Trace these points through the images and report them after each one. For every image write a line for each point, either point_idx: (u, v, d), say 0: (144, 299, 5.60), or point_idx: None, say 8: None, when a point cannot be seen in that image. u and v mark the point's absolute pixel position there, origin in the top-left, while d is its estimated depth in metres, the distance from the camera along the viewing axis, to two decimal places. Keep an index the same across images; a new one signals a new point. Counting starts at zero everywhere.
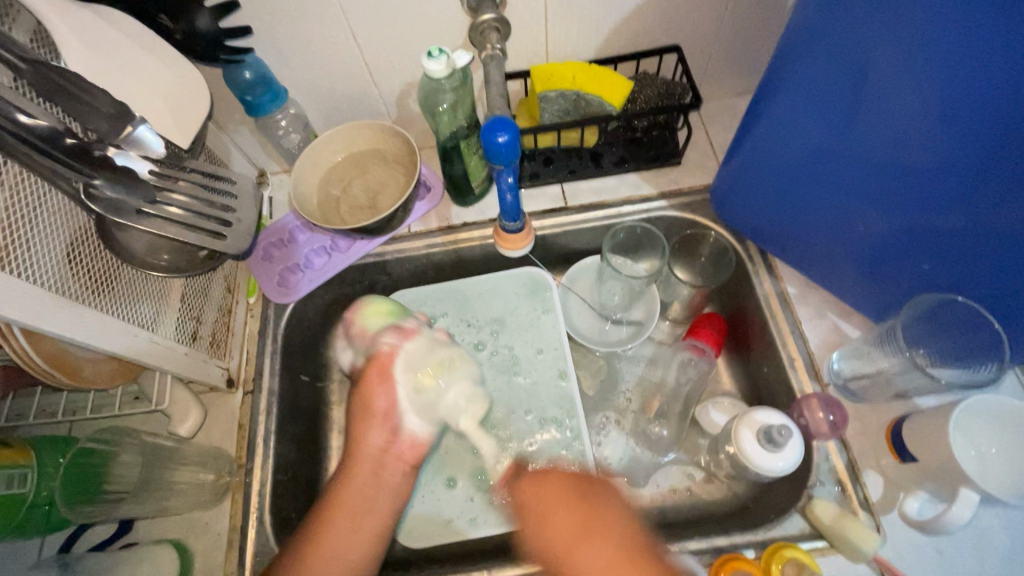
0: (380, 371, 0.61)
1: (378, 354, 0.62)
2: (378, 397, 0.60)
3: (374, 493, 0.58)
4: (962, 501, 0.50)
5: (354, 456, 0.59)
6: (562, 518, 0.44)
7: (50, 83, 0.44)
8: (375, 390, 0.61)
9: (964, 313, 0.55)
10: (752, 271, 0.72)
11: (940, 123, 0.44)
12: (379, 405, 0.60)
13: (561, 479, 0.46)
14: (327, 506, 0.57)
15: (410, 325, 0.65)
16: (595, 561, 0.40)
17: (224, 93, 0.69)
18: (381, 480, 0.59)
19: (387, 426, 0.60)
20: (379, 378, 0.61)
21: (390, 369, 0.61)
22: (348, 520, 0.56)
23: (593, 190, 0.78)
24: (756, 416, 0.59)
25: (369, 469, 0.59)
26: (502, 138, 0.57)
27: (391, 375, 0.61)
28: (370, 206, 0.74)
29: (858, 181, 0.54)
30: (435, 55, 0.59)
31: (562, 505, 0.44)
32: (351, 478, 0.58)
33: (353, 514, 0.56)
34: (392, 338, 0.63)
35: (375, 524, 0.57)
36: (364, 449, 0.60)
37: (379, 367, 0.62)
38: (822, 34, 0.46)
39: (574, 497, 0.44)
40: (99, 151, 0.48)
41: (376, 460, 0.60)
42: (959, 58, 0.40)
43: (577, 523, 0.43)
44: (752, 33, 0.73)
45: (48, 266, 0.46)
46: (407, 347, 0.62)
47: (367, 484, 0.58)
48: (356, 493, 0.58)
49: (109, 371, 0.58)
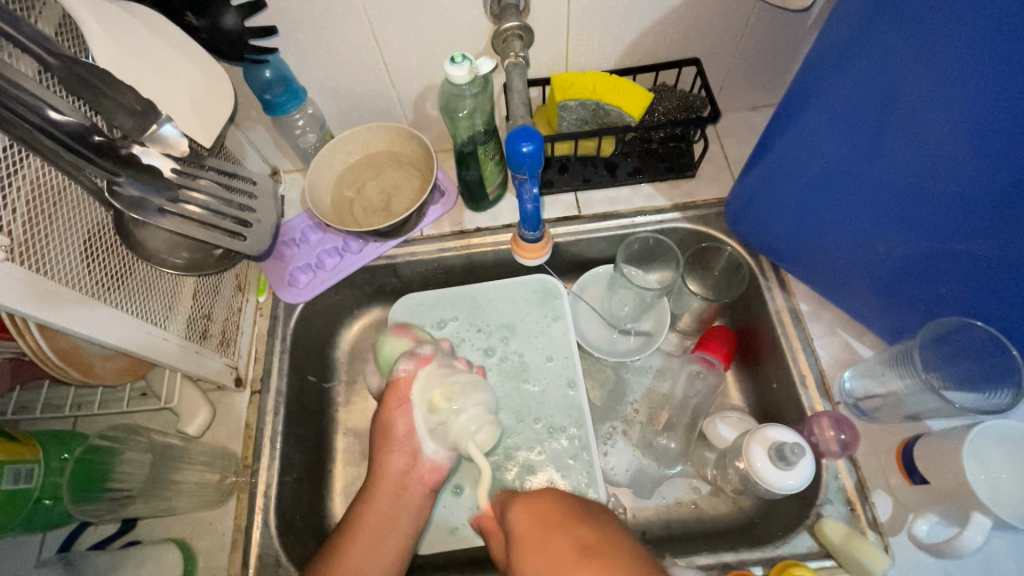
0: (398, 397, 0.63)
1: (394, 381, 0.64)
2: (397, 422, 0.62)
3: (395, 514, 0.60)
4: (975, 526, 0.51)
5: (377, 483, 0.61)
6: (531, 551, 0.42)
7: (78, 78, 0.44)
8: (395, 415, 0.62)
9: (981, 337, 0.55)
10: (765, 286, 0.72)
11: (968, 150, 0.44)
12: (399, 429, 0.62)
13: (541, 505, 0.46)
14: (351, 524, 0.59)
15: (424, 351, 0.67)
16: (553, 559, 0.40)
17: (242, 91, 0.69)
18: (403, 501, 0.61)
19: (407, 451, 0.62)
20: (397, 403, 0.63)
21: (408, 395, 0.63)
22: (372, 536, 0.58)
23: (606, 200, 0.78)
24: (768, 432, 0.59)
25: (391, 490, 0.61)
26: (526, 147, 0.57)
27: (408, 399, 0.63)
28: (384, 208, 0.73)
29: (881, 203, 0.54)
30: (458, 61, 0.59)
31: (536, 524, 0.44)
32: (374, 500, 0.60)
33: (375, 537, 0.59)
34: (407, 365, 0.65)
35: (394, 546, 0.59)
36: (386, 473, 0.61)
37: (396, 393, 0.63)
38: (855, 51, 0.46)
39: (543, 516, 0.44)
40: (125, 148, 0.48)
41: (397, 482, 0.61)
42: (990, 89, 0.40)
43: (539, 545, 0.42)
44: (771, 50, 0.73)
45: (66, 262, 0.46)
46: (423, 372, 0.64)
47: (387, 507, 0.60)
48: (378, 515, 0.60)
49: (118, 367, 0.58)
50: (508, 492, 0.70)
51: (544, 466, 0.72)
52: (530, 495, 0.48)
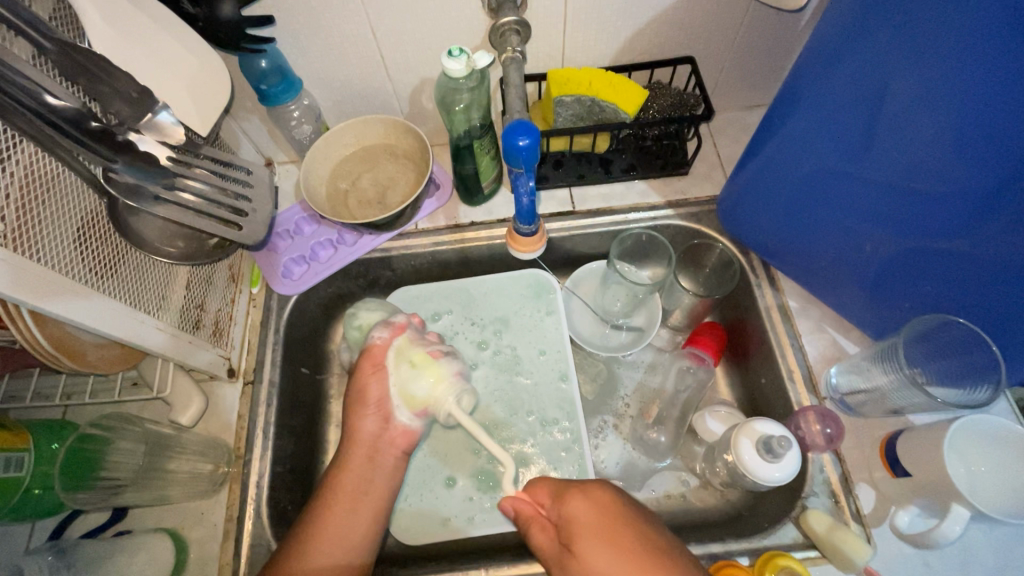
0: (373, 363, 0.65)
1: (371, 348, 0.67)
2: (372, 387, 0.64)
3: (371, 477, 0.62)
4: (953, 518, 0.52)
5: (349, 445, 0.63)
6: (600, 540, 0.47)
7: (73, 63, 0.46)
8: (369, 380, 0.65)
9: (961, 335, 0.56)
10: (755, 283, 0.73)
11: (954, 150, 0.45)
12: (373, 394, 0.64)
13: (597, 494, 0.51)
14: (330, 485, 0.61)
15: (399, 321, 0.69)
16: (620, 557, 0.46)
17: (237, 80, 0.69)
18: (377, 463, 0.63)
19: (380, 415, 0.64)
20: (371, 369, 0.65)
21: (383, 362, 0.65)
22: (348, 502, 0.60)
23: (600, 196, 0.79)
24: (756, 426, 0.60)
25: (364, 452, 0.63)
26: (523, 141, 0.57)
27: (383, 366, 0.65)
28: (379, 201, 0.73)
29: (869, 202, 0.55)
30: (456, 54, 0.59)
31: (591, 531, 0.48)
32: (349, 465, 0.62)
33: (353, 498, 0.60)
34: (383, 333, 0.68)
35: (371, 508, 0.61)
36: (360, 437, 0.63)
37: (370, 359, 0.66)
38: (848, 54, 0.47)
39: (604, 529, 0.48)
40: (121, 135, 0.49)
41: (370, 445, 0.63)
42: (975, 90, 0.41)
43: (609, 540, 0.47)
44: (765, 50, 0.74)
45: (58, 249, 0.46)
46: (398, 341, 0.67)
47: (363, 471, 0.62)
48: (355, 479, 0.61)
49: (112, 355, 0.58)
50: (500, 484, 0.71)
51: (536, 458, 0.72)
52: (584, 484, 0.52)
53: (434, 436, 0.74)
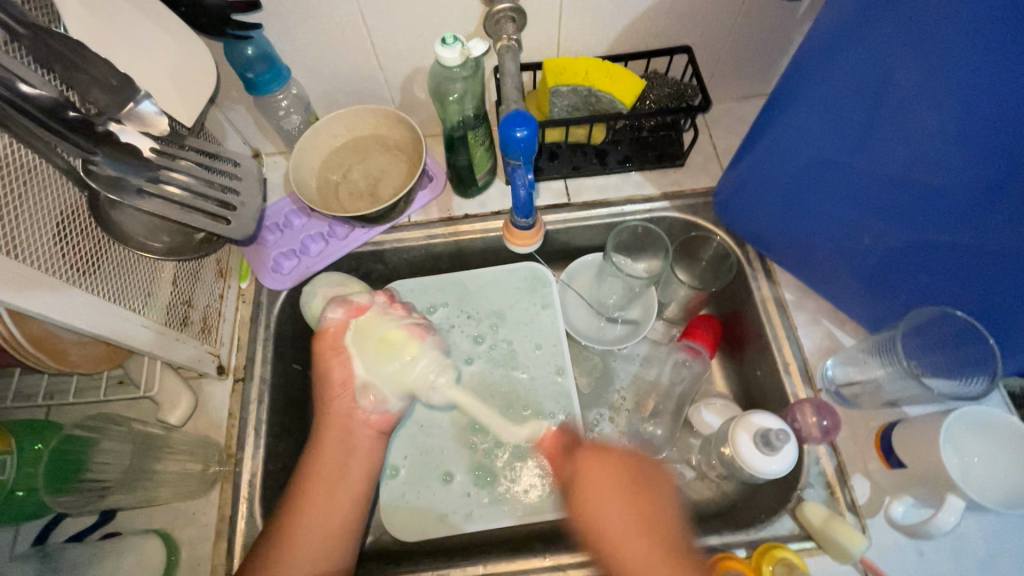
0: (332, 346, 0.66)
1: (325, 331, 0.67)
2: (334, 369, 0.65)
3: (346, 459, 0.62)
4: (948, 508, 0.52)
5: (323, 426, 0.63)
6: (610, 503, 0.54)
7: (49, 49, 0.44)
8: (331, 362, 0.65)
9: (955, 327, 0.57)
10: (751, 276, 0.73)
11: (955, 142, 0.44)
12: (336, 375, 0.65)
13: (622, 461, 0.57)
14: (314, 476, 0.60)
15: (359, 301, 0.68)
16: (612, 501, 0.54)
17: (223, 68, 0.66)
18: (351, 446, 0.63)
19: (347, 395, 0.64)
20: (332, 352, 0.65)
21: (343, 344, 0.66)
22: (325, 486, 0.59)
23: (596, 187, 0.78)
24: (753, 419, 0.60)
25: (336, 434, 0.63)
26: (520, 133, 0.56)
27: (342, 347, 0.65)
28: (371, 193, 0.72)
29: (867, 194, 0.54)
30: (449, 42, 0.58)
31: (614, 491, 0.55)
32: (320, 446, 0.62)
33: (328, 488, 0.60)
34: (338, 313, 0.67)
35: (352, 490, 0.61)
36: (330, 416, 0.64)
37: (328, 342, 0.66)
38: (848, 45, 0.46)
39: (635, 489, 0.55)
40: (101, 125, 0.48)
41: (342, 425, 0.63)
42: (977, 80, 0.40)
43: (620, 493, 0.55)
44: (762, 40, 0.73)
45: (38, 243, 0.44)
46: (356, 320, 0.66)
47: (338, 453, 0.62)
48: (331, 463, 0.61)
49: (96, 354, 0.56)
50: (498, 479, 0.70)
51: (534, 453, 0.72)
52: (597, 448, 0.58)
53: (428, 433, 0.73)
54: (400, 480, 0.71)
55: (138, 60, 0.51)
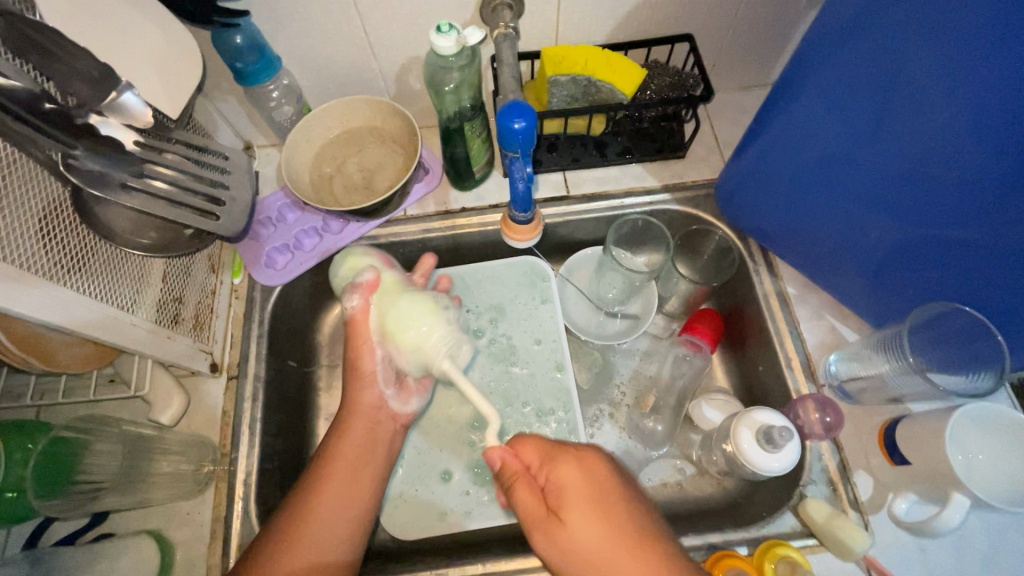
0: (360, 335, 0.62)
1: (350, 317, 0.63)
2: (365, 360, 0.62)
3: (371, 449, 0.62)
4: (954, 505, 0.51)
5: (349, 414, 0.62)
6: (591, 511, 0.47)
7: (27, 40, 0.42)
8: (363, 354, 0.62)
9: (965, 322, 0.55)
10: (753, 270, 0.72)
11: (969, 134, 0.42)
12: (367, 367, 0.62)
13: (579, 458, 0.50)
14: (320, 467, 0.59)
15: (368, 278, 0.64)
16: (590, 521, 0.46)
17: (212, 57, 0.64)
18: (378, 438, 0.63)
19: (376, 387, 0.63)
20: (362, 343, 0.62)
21: (369, 331, 0.62)
22: (346, 475, 0.59)
23: (596, 180, 0.76)
24: (756, 415, 0.59)
25: (364, 426, 0.62)
26: (519, 125, 0.54)
27: (370, 337, 0.62)
28: (366, 186, 0.70)
29: (875, 188, 0.53)
30: (445, 30, 0.56)
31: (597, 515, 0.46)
32: (347, 436, 0.61)
33: (348, 479, 0.59)
34: (355, 298, 0.63)
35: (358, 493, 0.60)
36: (360, 407, 0.63)
37: (356, 330, 0.62)
38: (855, 35, 0.45)
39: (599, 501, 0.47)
40: (81, 118, 0.46)
41: (369, 416, 0.63)
42: (993, 70, 0.38)
43: (601, 514, 0.46)
44: (765, 28, 0.72)
45: (20, 241, 0.42)
46: (378, 302, 0.63)
47: (361, 443, 0.61)
48: (349, 458, 0.60)
49: (84, 354, 0.55)
50: None
51: None
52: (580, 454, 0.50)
53: (427, 431, 0.72)
54: (398, 478, 0.70)
55: (120, 50, 0.49)
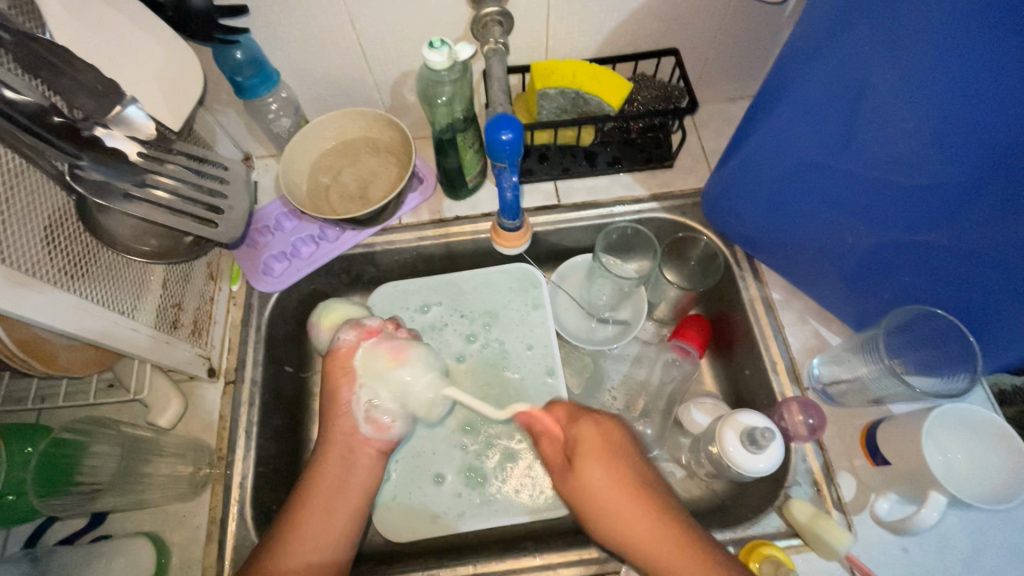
0: (341, 366, 0.66)
1: (336, 350, 0.67)
2: (342, 389, 0.65)
3: (348, 473, 0.62)
4: (931, 504, 0.53)
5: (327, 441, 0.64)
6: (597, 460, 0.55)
7: (36, 57, 0.45)
8: (340, 382, 0.65)
9: (942, 325, 0.57)
10: (738, 276, 0.74)
11: (933, 143, 0.45)
12: (345, 395, 0.65)
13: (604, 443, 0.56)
14: (304, 489, 0.61)
15: (371, 323, 0.69)
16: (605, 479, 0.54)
17: (213, 71, 0.67)
18: (352, 462, 0.63)
19: (350, 415, 0.64)
20: (341, 372, 0.65)
21: (350, 364, 0.66)
22: (323, 498, 0.60)
23: (585, 189, 0.78)
24: (740, 417, 0.60)
25: (339, 451, 0.63)
26: (506, 135, 0.56)
27: (350, 368, 0.66)
28: (361, 196, 0.72)
29: (848, 194, 0.55)
30: (436, 46, 0.58)
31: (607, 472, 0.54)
32: (324, 461, 0.62)
33: (330, 496, 0.60)
34: (349, 335, 0.68)
35: (347, 504, 0.61)
36: (336, 432, 0.64)
37: (338, 362, 0.66)
38: (828, 48, 0.47)
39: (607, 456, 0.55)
40: (86, 130, 0.49)
41: (345, 441, 0.64)
42: (955, 79, 0.41)
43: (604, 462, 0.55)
44: (747, 43, 0.74)
45: (26, 248, 0.44)
46: (365, 344, 0.67)
47: (339, 467, 0.62)
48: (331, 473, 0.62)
49: (85, 358, 0.56)
50: (489, 480, 0.71)
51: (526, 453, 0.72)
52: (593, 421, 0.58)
53: (420, 435, 0.74)
54: (391, 483, 0.71)
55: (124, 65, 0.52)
